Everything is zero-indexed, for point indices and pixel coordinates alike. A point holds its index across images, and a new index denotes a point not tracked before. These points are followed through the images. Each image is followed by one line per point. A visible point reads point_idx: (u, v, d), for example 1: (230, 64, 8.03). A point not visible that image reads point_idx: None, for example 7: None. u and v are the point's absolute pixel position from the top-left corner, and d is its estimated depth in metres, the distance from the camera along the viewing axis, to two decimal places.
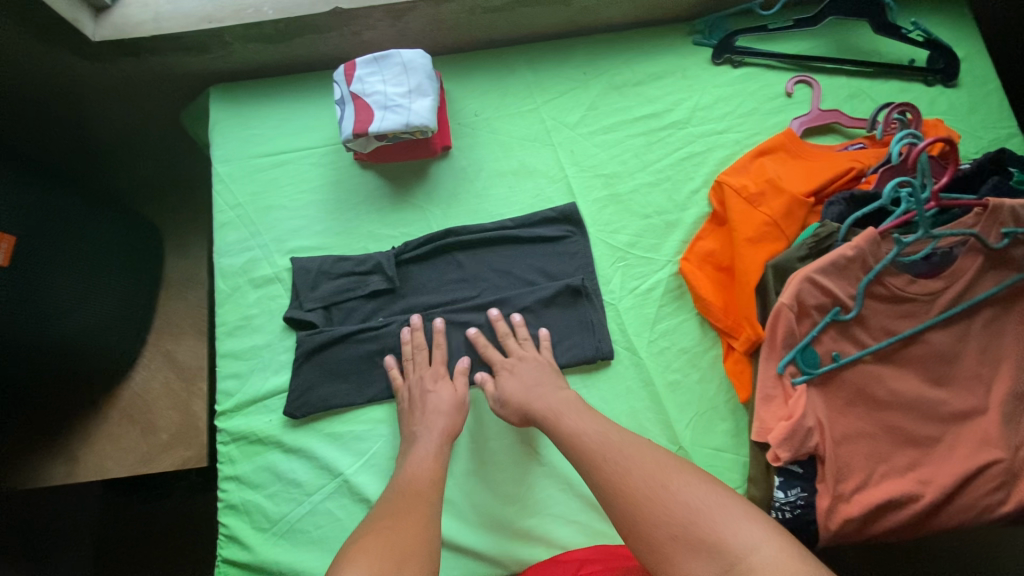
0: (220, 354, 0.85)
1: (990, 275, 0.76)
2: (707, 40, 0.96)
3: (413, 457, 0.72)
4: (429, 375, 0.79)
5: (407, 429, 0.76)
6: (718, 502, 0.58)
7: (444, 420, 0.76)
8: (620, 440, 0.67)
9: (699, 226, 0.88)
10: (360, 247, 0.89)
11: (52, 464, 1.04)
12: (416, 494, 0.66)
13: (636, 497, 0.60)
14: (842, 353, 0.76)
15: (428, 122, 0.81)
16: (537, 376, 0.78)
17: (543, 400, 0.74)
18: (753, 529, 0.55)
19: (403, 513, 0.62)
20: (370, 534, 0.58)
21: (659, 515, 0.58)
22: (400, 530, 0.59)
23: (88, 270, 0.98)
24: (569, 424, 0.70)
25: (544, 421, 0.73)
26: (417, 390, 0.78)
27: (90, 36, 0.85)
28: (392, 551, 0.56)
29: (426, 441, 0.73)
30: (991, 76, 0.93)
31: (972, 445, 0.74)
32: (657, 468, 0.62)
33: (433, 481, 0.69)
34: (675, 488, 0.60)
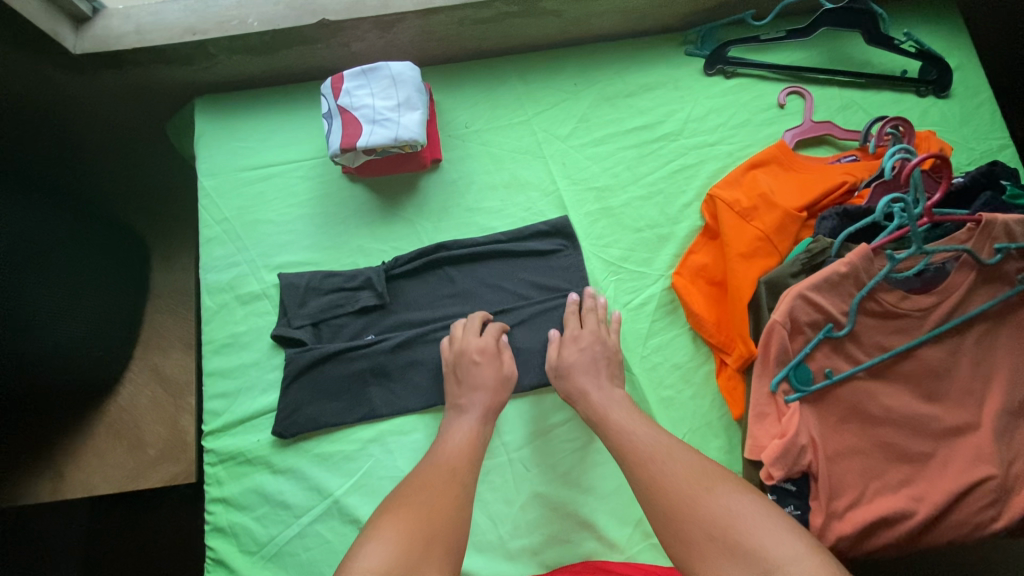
0: (207, 373, 0.83)
1: (982, 290, 0.76)
2: (699, 50, 0.95)
3: (452, 433, 0.73)
4: (476, 345, 0.78)
5: (453, 401, 0.76)
6: (758, 514, 0.58)
7: (485, 396, 0.76)
8: (671, 446, 0.67)
9: (691, 239, 0.88)
10: (350, 262, 0.87)
11: (37, 479, 1.03)
12: (451, 472, 0.67)
13: (681, 496, 0.61)
14: (835, 370, 0.75)
15: (418, 135, 0.80)
16: (595, 363, 0.77)
17: (590, 389, 0.75)
18: (792, 542, 0.55)
19: (438, 494, 0.64)
20: (405, 508, 0.61)
21: (702, 515, 0.59)
22: (433, 512, 0.62)
23: (80, 288, 0.95)
24: (617, 421, 0.71)
25: (592, 417, 0.74)
26: (464, 358, 0.78)
27: (70, 49, 0.83)
28: (422, 532, 0.59)
29: (469, 414, 0.74)
30: (983, 87, 0.93)
31: (965, 461, 0.74)
32: (701, 474, 0.63)
33: (468, 464, 0.69)
34: (717, 493, 0.60)
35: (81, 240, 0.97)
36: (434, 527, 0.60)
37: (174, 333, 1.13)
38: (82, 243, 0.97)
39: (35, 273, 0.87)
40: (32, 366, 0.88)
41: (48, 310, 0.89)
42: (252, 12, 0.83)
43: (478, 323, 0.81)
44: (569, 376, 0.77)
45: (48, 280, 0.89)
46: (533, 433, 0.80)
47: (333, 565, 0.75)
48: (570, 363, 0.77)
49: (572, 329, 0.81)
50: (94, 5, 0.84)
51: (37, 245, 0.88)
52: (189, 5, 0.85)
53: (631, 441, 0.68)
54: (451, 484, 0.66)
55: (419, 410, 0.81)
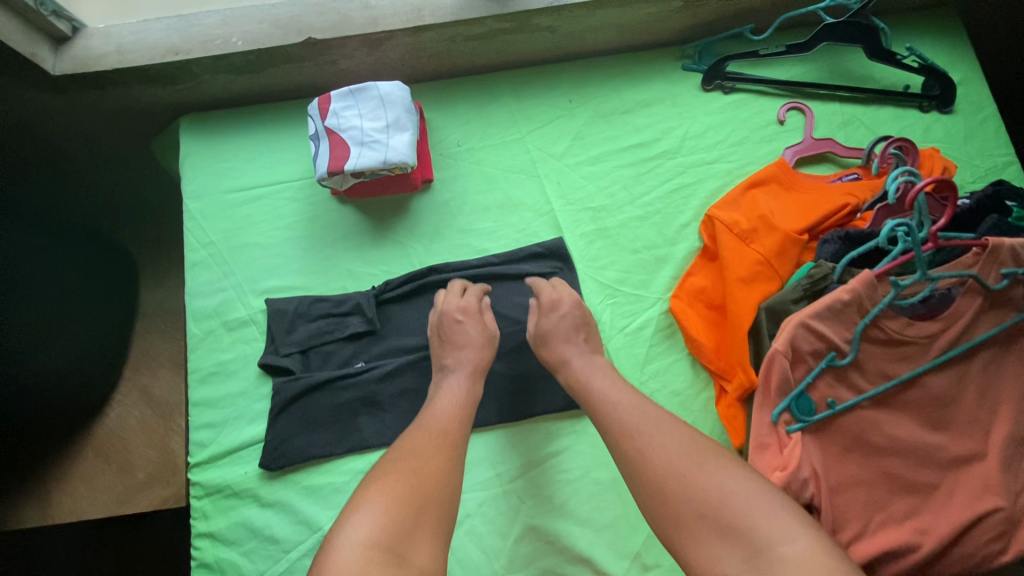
0: (193, 402, 0.81)
1: (988, 316, 0.73)
2: (697, 64, 0.93)
3: (443, 391, 0.72)
4: (456, 304, 0.78)
5: (439, 362, 0.76)
6: (753, 491, 0.56)
7: (472, 353, 0.75)
8: (657, 418, 0.64)
9: (689, 261, 0.85)
10: (340, 286, 0.85)
11: (25, 503, 1.02)
12: (441, 437, 0.65)
13: (672, 471, 0.58)
14: (837, 400, 0.73)
15: (408, 158, 0.77)
16: (576, 329, 0.76)
17: (572, 353, 0.74)
18: (787, 522, 0.54)
19: (426, 460, 0.62)
20: (394, 476, 0.59)
21: (694, 490, 0.57)
22: (421, 475, 0.60)
23: (71, 313, 0.93)
24: (600, 388, 0.69)
25: (574, 383, 0.72)
26: (447, 317, 0.77)
27: (50, 70, 0.80)
28: (412, 502, 0.57)
29: (456, 372, 0.74)
30: (987, 102, 0.91)
31: (971, 492, 0.71)
32: (694, 446, 0.60)
33: (458, 426, 0.68)
34: (711, 466, 0.58)
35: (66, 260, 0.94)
36: (425, 493, 0.59)
37: (164, 353, 1.11)
38: (68, 264, 0.94)
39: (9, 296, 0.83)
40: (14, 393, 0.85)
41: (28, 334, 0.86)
42: (236, 31, 0.81)
43: (459, 285, 0.81)
44: (548, 343, 0.76)
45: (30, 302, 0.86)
46: (528, 463, 0.78)
47: None
48: (549, 329, 0.76)
49: (548, 295, 0.79)
50: (74, 24, 0.82)
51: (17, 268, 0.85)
52: (172, 24, 0.82)
53: (614, 414, 0.66)
54: (442, 448, 0.64)
55: None
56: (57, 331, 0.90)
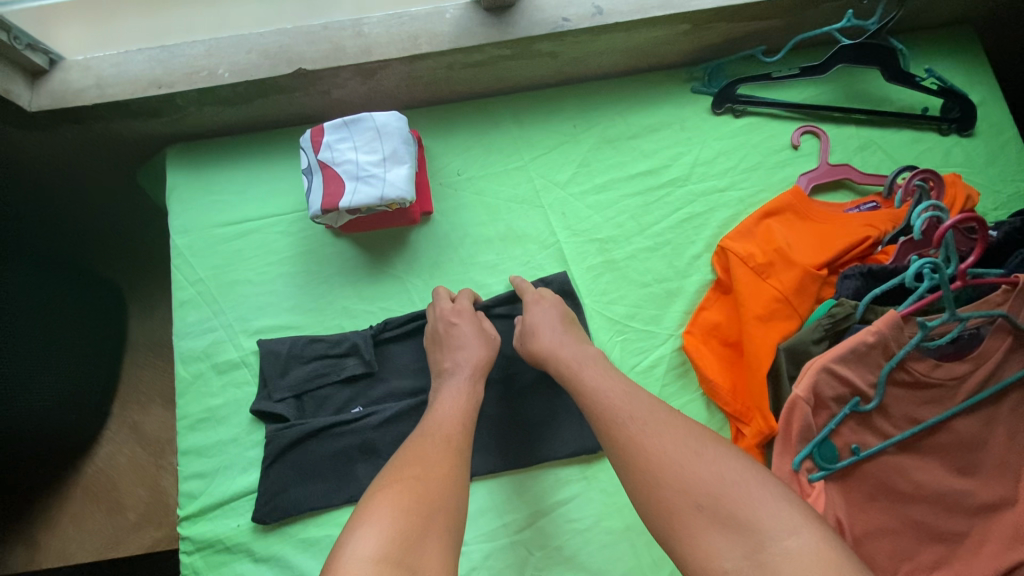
0: (182, 451, 0.77)
1: (1019, 354, 0.70)
2: (706, 87, 0.89)
3: (444, 397, 0.68)
4: (449, 309, 0.76)
5: (439, 368, 0.73)
6: (753, 481, 0.52)
7: (473, 353, 0.72)
8: (652, 409, 0.61)
9: (702, 295, 0.82)
10: (335, 325, 0.81)
11: (10, 549, 0.98)
12: (446, 440, 0.62)
13: (666, 461, 0.55)
14: (862, 446, 0.70)
15: (405, 193, 0.73)
16: (561, 320, 0.74)
17: (560, 341, 0.71)
18: (790, 514, 0.49)
19: (434, 464, 0.58)
20: (400, 483, 0.56)
21: (688, 480, 0.53)
22: (425, 479, 0.56)
23: (60, 351, 0.89)
24: (590, 377, 0.66)
25: (563, 372, 0.68)
26: (441, 322, 0.75)
27: (26, 107, 0.76)
28: (421, 509, 0.53)
29: (457, 373, 0.71)
30: (1008, 124, 0.87)
31: (1004, 541, 0.68)
32: (688, 435, 0.57)
33: (460, 426, 0.64)
34: (707, 455, 0.54)
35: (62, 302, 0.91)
36: (429, 497, 0.55)
37: (154, 388, 1.08)
38: (64, 306, 0.92)
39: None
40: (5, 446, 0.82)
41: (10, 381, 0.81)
42: (222, 62, 0.77)
43: (447, 291, 0.79)
44: (536, 335, 0.73)
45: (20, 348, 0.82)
46: (536, 512, 0.75)
47: None
48: (535, 321, 0.73)
49: (529, 292, 0.77)
50: (51, 56, 0.78)
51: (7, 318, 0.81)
52: (154, 55, 0.78)
53: (605, 404, 0.62)
54: (446, 453, 0.60)
55: None
56: (46, 373, 0.86)
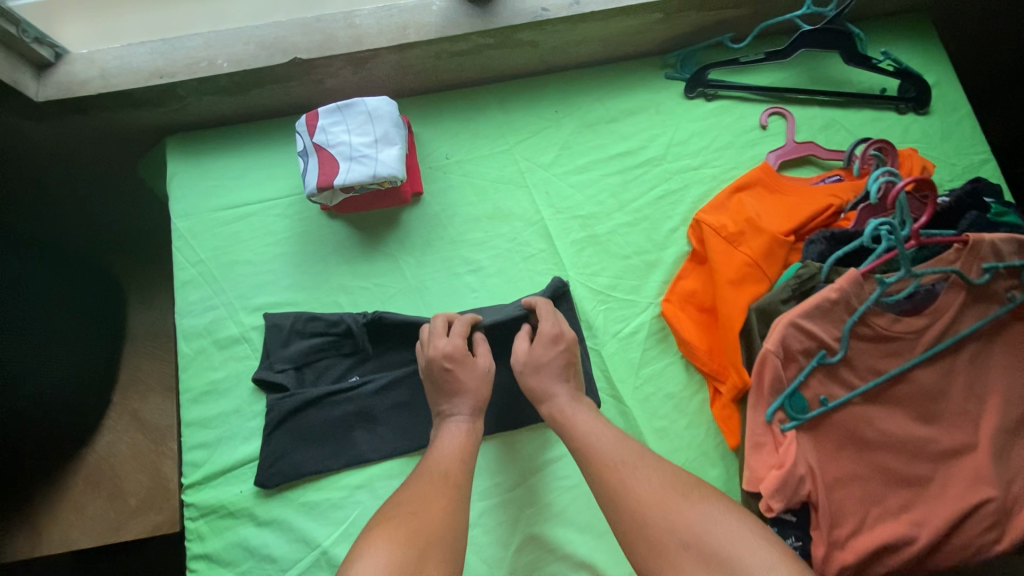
0: (185, 423, 0.80)
1: (972, 309, 0.75)
2: (680, 73, 0.95)
3: (444, 438, 0.71)
4: (444, 349, 0.74)
5: (438, 409, 0.74)
6: (734, 523, 0.56)
7: (469, 398, 0.73)
8: (640, 454, 0.66)
9: (679, 265, 0.86)
10: (332, 301, 0.85)
11: (15, 533, 1.00)
12: (444, 477, 0.65)
13: (655, 502, 0.59)
14: (830, 397, 0.74)
15: (396, 171, 0.78)
16: (566, 369, 0.75)
17: (561, 389, 0.73)
18: (765, 552, 0.53)
19: (432, 501, 0.62)
20: (397, 518, 0.59)
21: (674, 520, 0.57)
22: (426, 515, 0.60)
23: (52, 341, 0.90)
24: (584, 423, 0.70)
25: (555, 419, 0.72)
26: (434, 365, 0.74)
27: (33, 97, 0.80)
28: (417, 542, 0.57)
29: (456, 414, 0.72)
30: (963, 102, 0.93)
31: (964, 484, 0.73)
32: (676, 481, 0.62)
33: (460, 464, 0.68)
34: (692, 500, 0.59)
35: (60, 297, 0.93)
36: (431, 531, 0.59)
37: (154, 377, 1.09)
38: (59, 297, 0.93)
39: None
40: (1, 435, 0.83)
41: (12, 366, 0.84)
42: (221, 53, 0.82)
43: (441, 326, 0.77)
44: (536, 374, 0.74)
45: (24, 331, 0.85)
46: (527, 471, 0.78)
47: None
48: (540, 367, 0.74)
49: (548, 328, 0.76)
50: (57, 50, 0.82)
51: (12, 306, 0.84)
52: (155, 47, 0.82)
53: (595, 446, 0.67)
54: (444, 488, 0.64)
55: (408, 453, 0.79)
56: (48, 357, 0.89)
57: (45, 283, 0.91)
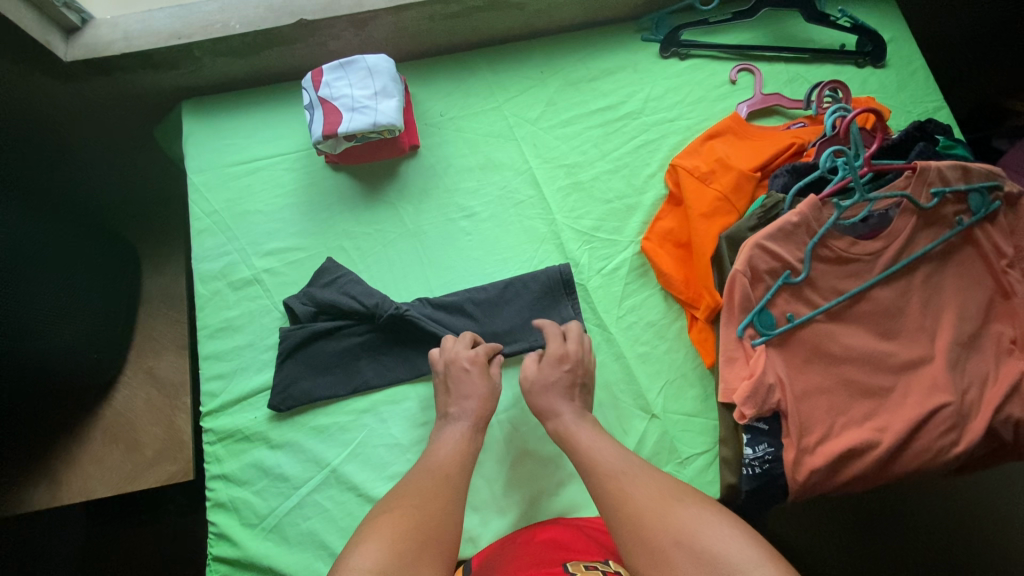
0: (203, 356, 0.86)
1: (925, 232, 0.82)
2: (655, 35, 1.03)
3: (444, 438, 0.75)
4: (467, 355, 0.81)
5: (443, 410, 0.78)
6: (726, 526, 0.57)
7: (476, 403, 0.77)
8: (640, 465, 0.67)
9: (657, 207, 0.93)
10: (337, 246, 0.91)
11: (33, 488, 0.99)
12: (444, 478, 0.68)
13: (651, 506, 0.61)
14: (796, 314, 0.81)
15: (395, 120, 0.85)
16: (567, 386, 0.78)
17: (570, 405, 0.77)
18: (751, 551, 0.53)
19: (433, 501, 0.64)
20: (397, 512, 0.61)
21: (668, 521, 0.58)
22: (425, 515, 0.62)
23: (66, 292, 0.93)
24: (586, 438, 0.72)
25: (560, 434, 0.74)
26: (455, 367, 0.80)
27: (62, 57, 0.89)
28: (412, 537, 0.59)
29: (459, 419, 0.77)
30: (917, 56, 1.01)
31: (924, 392, 0.78)
32: (674, 489, 0.63)
33: (457, 470, 0.70)
34: (686, 504, 0.60)
35: (72, 248, 0.96)
36: (425, 533, 0.60)
37: (167, 336, 1.10)
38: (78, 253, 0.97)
39: (7, 277, 0.83)
40: (10, 382, 0.85)
41: (35, 318, 0.88)
42: (234, 16, 0.90)
43: (469, 338, 0.84)
44: (538, 396, 0.78)
45: (39, 278, 0.88)
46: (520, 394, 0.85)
47: (334, 533, 0.78)
48: (541, 386, 0.77)
49: (555, 349, 0.80)
50: (83, 15, 0.91)
51: (20, 254, 0.86)
52: (174, 13, 0.91)
53: (598, 459, 0.68)
54: (444, 490, 0.67)
55: (409, 379, 0.85)
56: (67, 307, 0.93)
57: (60, 238, 0.94)
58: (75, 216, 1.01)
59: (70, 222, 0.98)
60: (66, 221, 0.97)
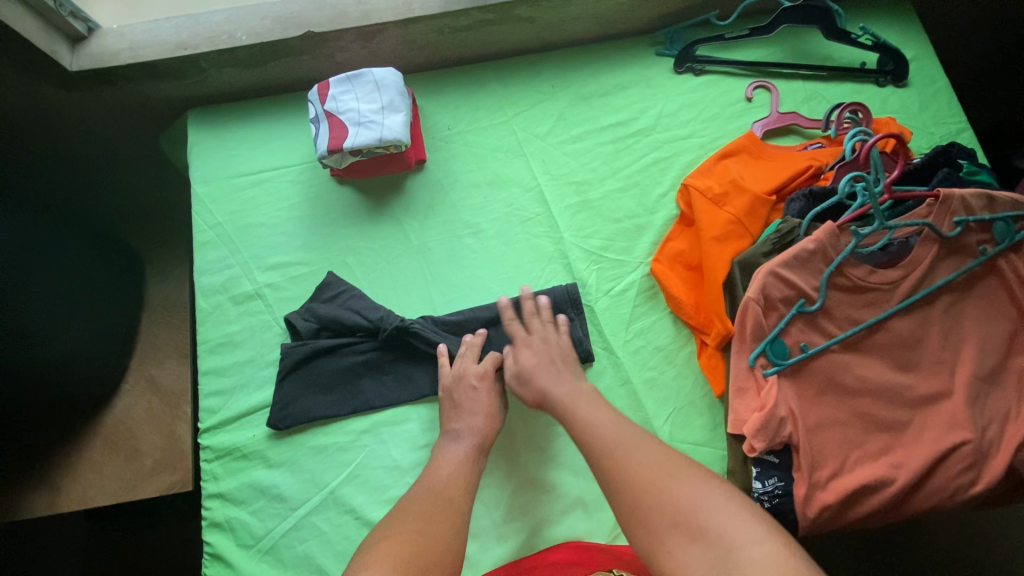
0: (203, 371, 0.85)
1: (946, 262, 0.79)
2: (668, 50, 1.01)
3: (444, 457, 0.73)
4: (475, 371, 0.80)
5: (446, 426, 0.77)
6: (722, 500, 0.58)
7: (481, 420, 0.76)
8: (635, 436, 0.67)
9: (668, 227, 0.91)
10: (340, 260, 0.90)
11: (32, 494, 0.98)
12: (448, 502, 0.66)
13: (647, 482, 0.61)
14: (809, 344, 0.78)
15: (401, 136, 0.83)
16: (555, 363, 0.78)
17: (571, 382, 0.75)
18: (752, 524, 0.56)
19: (437, 521, 0.64)
20: (395, 538, 0.60)
21: (666, 500, 0.59)
22: (428, 540, 0.61)
23: (69, 301, 0.92)
24: (584, 413, 0.71)
25: (560, 411, 0.73)
26: (463, 383, 0.79)
27: (67, 67, 0.88)
28: (415, 558, 0.58)
29: (461, 442, 0.74)
30: (939, 75, 0.98)
31: (942, 428, 0.75)
32: (668, 460, 0.63)
33: (462, 492, 0.69)
34: (683, 477, 0.61)
35: (76, 257, 0.96)
36: (425, 560, 0.59)
37: (170, 344, 1.08)
38: (80, 262, 0.96)
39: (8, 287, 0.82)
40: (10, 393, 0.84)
41: (38, 329, 0.87)
42: (240, 27, 0.89)
43: (475, 351, 0.82)
44: (531, 380, 0.76)
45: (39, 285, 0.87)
46: (524, 417, 0.83)
47: (330, 556, 0.76)
48: (530, 366, 0.77)
49: (520, 336, 0.81)
50: (89, 25, 0.90)
51: (23, 264, 0.85)
52: (181, 23, 0.90)
53: (595, 435, 0.68)
54: (447, 510, 0.65)
55: (410, 401, 0.83)
56: (69, 318, 0.92)
57: (65, 247, 0.94)
58: (75, 222, 1.00)
59: (70, 228, 0.97)
60: (66, 225, 0.96)
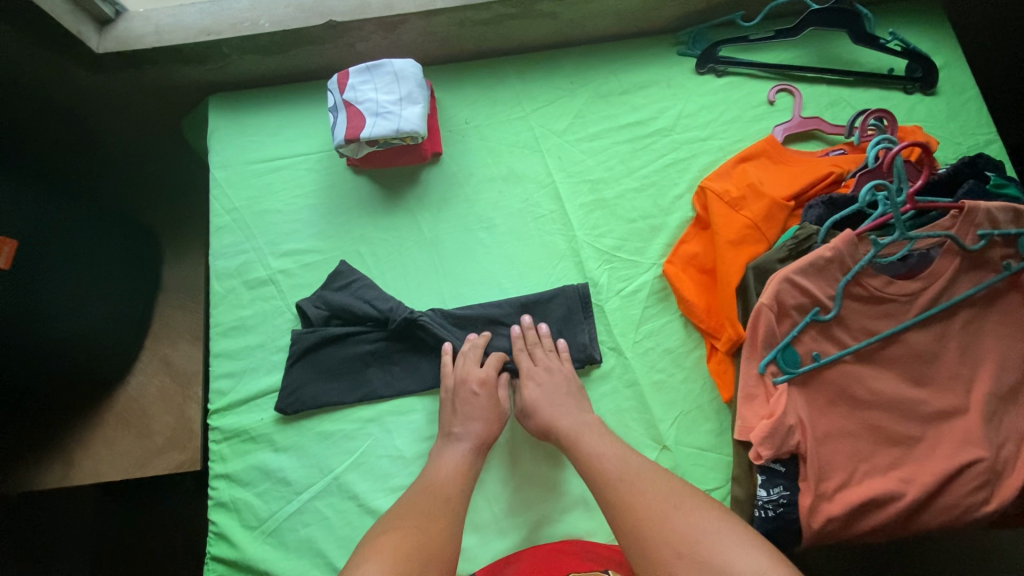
0: (215, 353, 0.86)
1: (967, 275, 0.77)
2: (691, 50, 1.00)
3: (446, 457, 0.73)
4: (477, 375, 0.80)
5: (447, 429, 0.76)
6: (724, 533, 0.60)
7: (480, 425, 0.76)
8: (641, 468, 0.68)
9: (683, 230, 0.90)
10: (354, 250, 0.90)
11: (48, 467, 1.00)
12: (444, 501, 0.67)
13: (649, 513, 0.62)
14: (822, 353, 0.77)
15: (418, 128, 0.83)
16: (560, 394, 0.78)
17: (579, 414, 0.76)
18: (754, 555, 0.57)
19: (436, 518, 0.65)
20: (399, 531, 0.62)
21: (667, 532, 0.60)
22: (428, 537, 0.62)
23: (88, 280, 0.94)
24: (587, 446, 0.71)
25: (566, 442, 0.73)
26: (464, 388, 0.79)
27: (94, 48, 0.89)
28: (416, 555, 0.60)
29: (462, 441, 0.75)
30: (969, 84, 0.95)
31: (954, 445, 0.74)
32: (670, 492, 0.65)
33: (458, 490, 0.69)
34: (685, 510, 0.62)
35: (96, 236, 0.97)
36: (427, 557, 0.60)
37: (184, 325, 1.10)
38: (99, 241, 0.98)
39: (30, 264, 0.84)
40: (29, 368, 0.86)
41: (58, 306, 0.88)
42: (264, 14, 0.89)
43: (479, 349, 0.83)
44: (535, 414, 0.77)
45: (58, 262, 0.88)
46: None
47: (332, 541, 0.77)
48: (534, 398, 0.78)
49: (523, 367, 0.82)
50: (117, 8, 0.91)
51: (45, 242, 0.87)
52: (205, 9, 0.91)
53: (601, 466, 0.69)
54: (442, 507, 0.66)
55: (417, 392, 0.84)
56: (88, 296, 0.94)
57: (86, 226, 0.96)
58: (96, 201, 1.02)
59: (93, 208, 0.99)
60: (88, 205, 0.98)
